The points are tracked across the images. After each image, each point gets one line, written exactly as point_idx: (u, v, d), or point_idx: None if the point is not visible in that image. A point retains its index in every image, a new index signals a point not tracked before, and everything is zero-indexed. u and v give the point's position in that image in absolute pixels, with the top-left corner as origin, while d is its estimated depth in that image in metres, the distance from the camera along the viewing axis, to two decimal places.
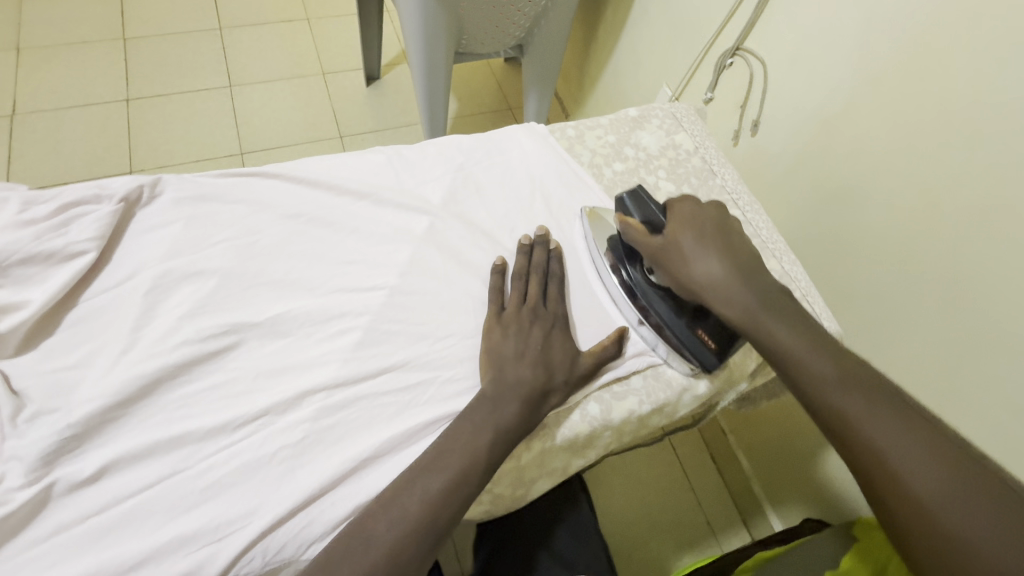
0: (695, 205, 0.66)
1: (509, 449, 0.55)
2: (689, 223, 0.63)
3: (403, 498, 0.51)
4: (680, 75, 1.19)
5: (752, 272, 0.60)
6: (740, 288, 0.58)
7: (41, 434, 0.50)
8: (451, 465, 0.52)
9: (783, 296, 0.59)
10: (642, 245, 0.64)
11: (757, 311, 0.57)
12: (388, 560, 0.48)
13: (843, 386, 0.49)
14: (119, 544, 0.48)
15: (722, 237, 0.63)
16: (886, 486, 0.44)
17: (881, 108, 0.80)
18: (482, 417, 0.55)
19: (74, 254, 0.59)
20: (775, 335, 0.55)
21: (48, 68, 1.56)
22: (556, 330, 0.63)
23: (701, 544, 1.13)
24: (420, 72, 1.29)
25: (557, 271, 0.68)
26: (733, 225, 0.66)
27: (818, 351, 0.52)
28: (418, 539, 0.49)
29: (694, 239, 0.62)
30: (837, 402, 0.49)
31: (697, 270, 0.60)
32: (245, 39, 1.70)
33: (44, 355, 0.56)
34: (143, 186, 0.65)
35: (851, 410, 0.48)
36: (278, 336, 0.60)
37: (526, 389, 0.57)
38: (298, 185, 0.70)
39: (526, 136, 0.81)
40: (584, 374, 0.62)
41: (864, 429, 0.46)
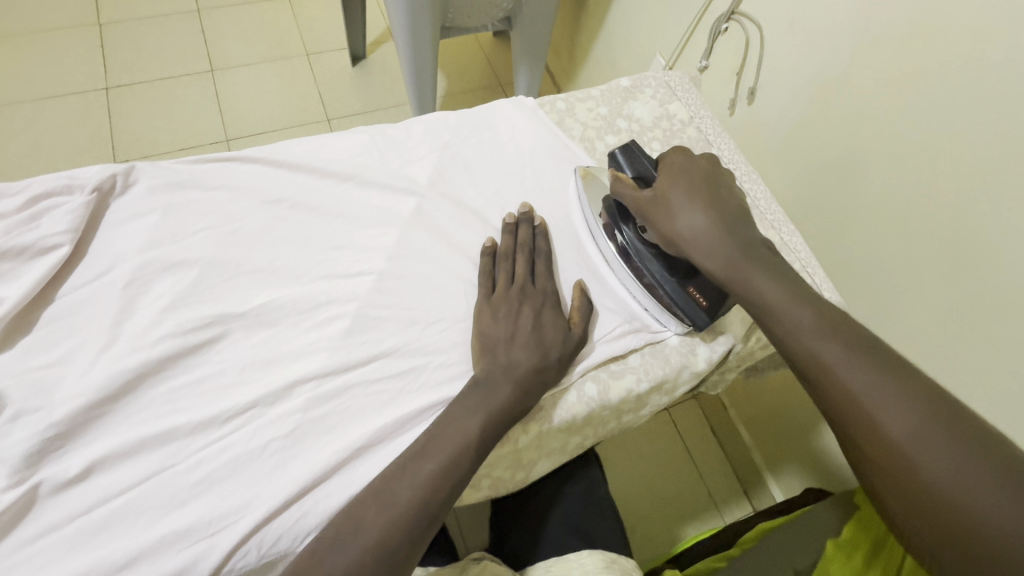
0: (686, 156, 0.63)
1: (504, 430, 0.54)
2: (677, 173, 0.61)
3: (393, 483, 0.50)
4: (673, 43, 1.15)
5: (741, 223, 0.58)
6: (726, 246, 0.55)
7: (24, 435, 0.49)
8: (443, 448, 0.51)
9: (768, 249, 0.56)
10: (628, 193, 0.63)
11: (739, 260, 0.54)
12: (378, 545, 0.47)
13: (816, 332, 0.48)
14: (110, 543, 0.47)
15: (713, 187, 0.60)
16: (861, 424, 0.43)
17: (884, 69, 0.76)
18: (475, 400, 0.54)
19: (48, 248, 0.57)
20: (757, 284, 0.53)
21: (22, 57, 1.51)
22: (547, 308, 0.62)
23: (704, 516, 1.14)
24: (404, 48, 1.24)
25: (544, 248, 0.66)
26: (727, 177, 0.62)
27: (796, 301, 0.50)
28: (408, 524, 0.48)
29: (683, 192, 0.59)
30: (813, 348, 0.47)
31: (682, 222, 0.58)
32: (224, 20, 1.65)
33: (23, 354, 0.54)
34: (115, 174, 0.62)
35: (829, 355, 0.46)
36: (265, 326, 0.58)
37: (519, 369, 0.56)
38: (279, 169, 0.68)
39: (515, 110, 0.78)
40: (576, 350, 0.60)
41: (843, 372, 0.45)
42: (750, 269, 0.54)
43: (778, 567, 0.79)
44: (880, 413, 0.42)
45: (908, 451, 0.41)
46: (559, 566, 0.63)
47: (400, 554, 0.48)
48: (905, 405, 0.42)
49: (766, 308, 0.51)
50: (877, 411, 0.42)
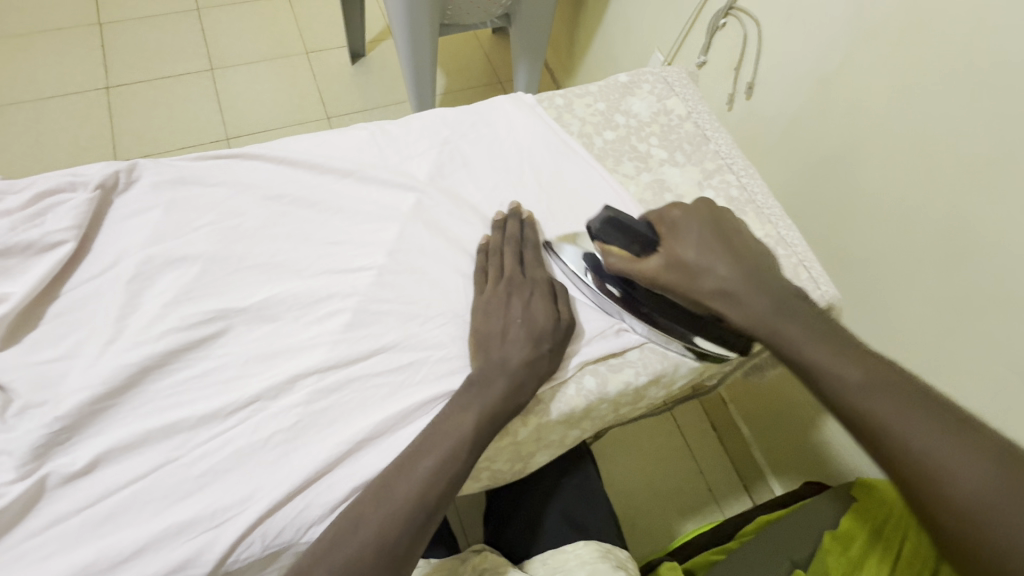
0: (683, 208, 0.63)
1: (500, 423, 0.55)
2: (683, 235, 0.61)
3: (392, 479, 0.51)
4: (672, 39, 1.15)
5: (760, 273, 0.58)
6: (758, 302, 0.55)
7: (31, 427, 0.50)
8: (441, 446, 0.52)
9: (799, 306, 0.56)
10: (634, 270, 0.60)
11: (782, 322, 0.54)
12: (378, 540, 0.48)
13: (880, 393, 0.47)
14: (117, 533, 0.48)
15: (722, 239, 0.60)
16: (930, 493, 0.43)
17: (881, 63, 0.77)
18: (469, 394, 0.55)
19: (52, 244, 0.58)
20: (801, 344, 0.52)
21: (23, 56, 1.51)
22: (538, 297, 0.62)
23: (703, 510, 1.15)
24: (404, 46, 1.25)
25: (533, 239, 0.67)
26: (727, 218, 0.64)
27: (843, 357, 0.50)
28: (408, 521, 0.50)
29: (696, 248, 0.59)
30: (879, 414, 0.46)
31: (710, 283, 0.58)
32: (224, 19, 1.65)
33: (29, 348, 0.55)
34: (118, 171, 0.63)
35: (898, 420, 0.45)
36: (267, 321, 0.59)
37: (512, 359, 0.57)
38: (280, 165, 0.68)
39: (513, 107, 0.78)
40: (569, 337, 0.61)
41: (916, 441, 0.44)
42: (792, 329, 0.53)
43: (778, 561, 0.79)
44: (953, 482, 0.42)
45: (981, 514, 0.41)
46: (556, 558, 0.63)
47: (399, 549, 0.49)
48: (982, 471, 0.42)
49: (818, 372, 0.50)
50: (948, 477, 0.42)
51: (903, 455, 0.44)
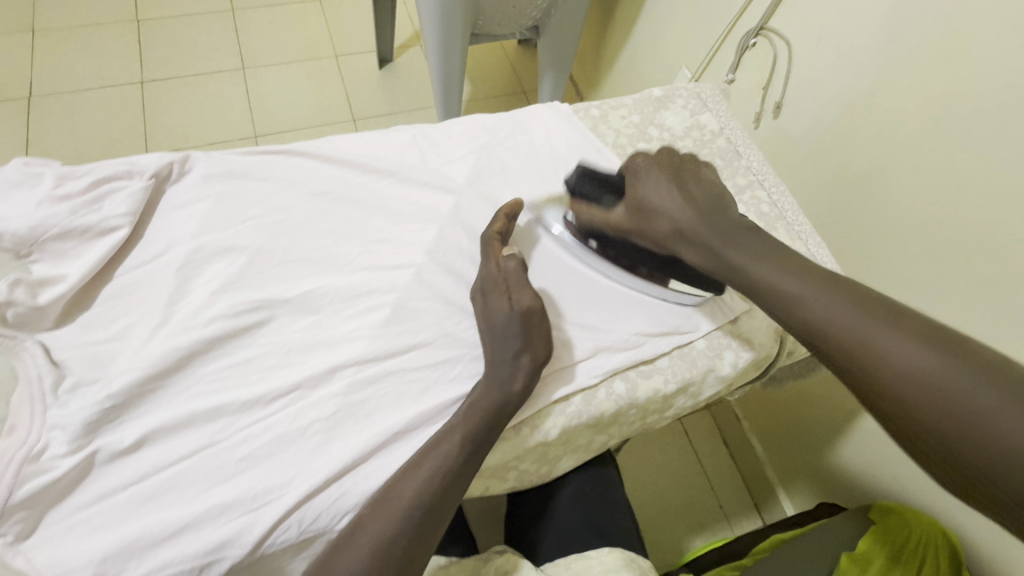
0: (648, 155, 0.66)
1: (497, 425, 0.55)
2: (639, 179, 0.64)
3: (397, 480, 0.52)
4: (700, 56, 1.17)
5: (710, 207, 0.61)
6: (696, 222, 0.60)
7: (83, 405, 0.52)
8: (441, 452, 0.52)
9: (750, 235, 0.58)
10: (603, 224, 0.66)
11: (730, 252, 0.57)
12: (378, 540, 0.49)
13: (822, 304, 0.49)
14: (159, 512, 0.49)
15: (678, 173, 0.64)
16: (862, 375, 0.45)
17: (912, 87, 0.77)
18: (469, 400, 0.56)
19: (108, 229, 0.60)
20: (751, 270, 0.55)
21: (65, 49, 1.56)
22: (493, 292, 0.61)
23: (713, 527, 1.14)
24: (435, 53, 1.27)
25: (496, 231, 0.65)
26: (704, 169, 0.66)
27: (783, 275, 0.53)
28: (406, 523, 0.50)
29: (652, 183, 0.63)
30: (818, 320, 0.49)
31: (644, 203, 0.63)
32: (257, 21, 1.69)
33: (82, 329, 0.57)
34: (172, 162, 0.65)
35: (824, 318, 0.48)
36: (308, 313, 0.61)
37: (499, 357, 0.58)
38: (325, 163, 0.71)
39: (550, 115, 0.80)
40: (529, 325, 0.59)
41: (852, 334, 0.46)
42: (737, 255, 0.57)
43: None
44: (886, 369, 0.44)
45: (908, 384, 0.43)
46: (580, 564, 0.63)
47: (398, 550, 0.49)
48: (911, 349, 0.43)
49: (765, 291, 0.54)
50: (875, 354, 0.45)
51: (841, 352, 0.47)
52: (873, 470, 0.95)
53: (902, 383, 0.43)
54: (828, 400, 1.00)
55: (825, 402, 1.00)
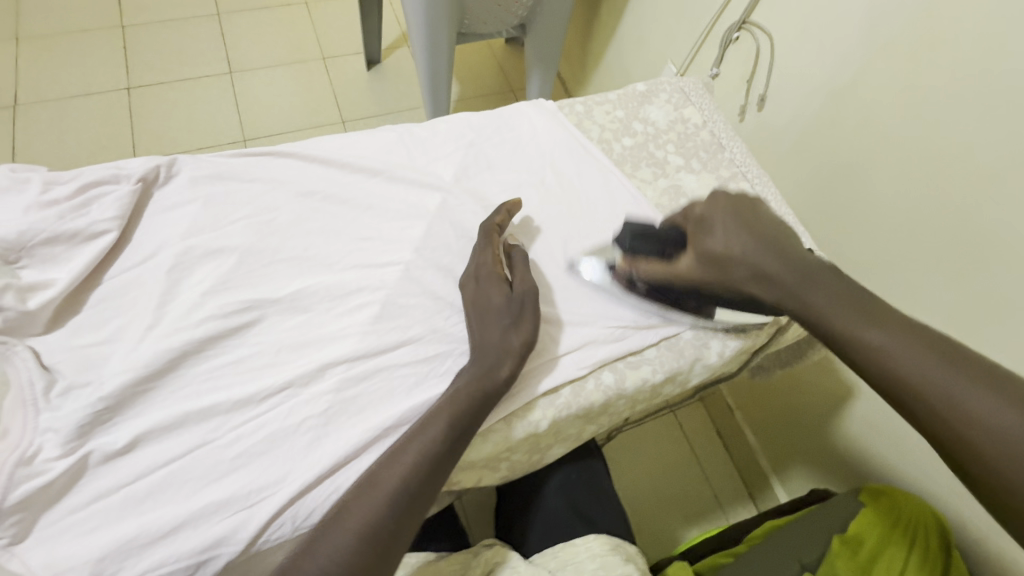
0: (704, 202, 0.63)
1: (483, 411, 0.56)
2: (708, 228, 0.60)
3: (391, 461, 0.52)
4: (684, 52, 1.18)
5: (791, 254, 0.57)
6: (780, 272, 0.55)
7: (76, 407, 0.52)
8: (431, 435, 0.53)
9: (828, 274, 0.54)
10: (667, 275, 0.63)
11: (808, 296, 0.53)
12: (367, 524, 0.49)
13: (903, 353, 0.47)
14: (156, 511, 0.50)
15: (751, 225, 0.59)
16: (947, 429, 0.43)
17: (891, 77, 0.79)
18: (456, 386, 0.56)
19: (96, 233, 0.60)
20: (831, 316, 0.52)
21: (50, 56, 1.56)
22: (490, 279, 0.63)
23: (707, 515, 1.16)
24: (423, 53, 1.28)
25: (498, 221, 0.67)
26: (761, 206, 0.61)
27: (861, 319, 0.50)
28: (395, 507, 0.50)
29: (722, 233, 0.59)
30: (899, 370, 0.46)
31: (743, 276, 0.58)
32: (244, 25, 1.69)
33: (72, 333, 0.57)
34: (159, 165, 0.66)
35: (903, 364, 0.46)
36: (299, 311, 0.61)
37: (487, 341, 0.59)
38: (312, 164, 0.71)
39: (536, 112, 0.81)
40: (525, 309, 0.61)
41: (936, 390, 0.44)
42: (814, 295, 0.53)
43: (787, 564, 0.79)
44: (973, 430, 0.42)
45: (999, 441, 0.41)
46: (566, 552, 0.63)
47: (386, 532, 0.49)
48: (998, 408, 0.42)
49: (840, 337, 0.51)
50: (964, 408, 0.43)
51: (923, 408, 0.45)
52: (863, 454, 0.97)
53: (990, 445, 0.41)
54: (818, 387, 1.02)
55: (816, 389, 1.02)
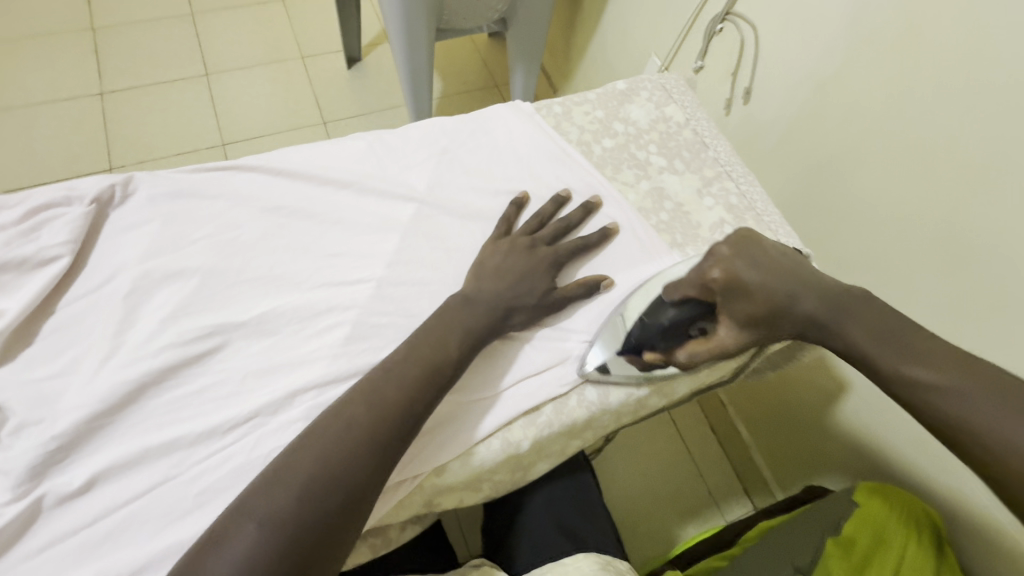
0: (717, 262, 0.58)
1: (438, 369, 0.53)
2: (742, 292, 0.57)
3: (341, 415, 0.49)
4: (667, 44, 1.15)
5: (822, 288, 0.57)
6: (817, 311, 0.55)
7: (28, 447, 0.49)
8: (382, 391, 0.50)
9: (863, 304, 0.55)
10: (714, 353, 0.60)
11: (850, 330, 0.54)
12: (332, 463, 0.46)
13: (956, 391, 0.47)
14: (115, 554, 0.47)
15: (777, 272, 0.57)
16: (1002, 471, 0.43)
17: (877, 68, 0.76)
18: (401, 350, 0.54)
19: (47, 259, 0.58)
20: (874, 352, 0.52)
21: (16, 62, 1.50)
22: (545, 256, 0.65)
23: (703, 515, 1.14)
24: (400, 51, 1.24)
25: (548, 211, 0.69)
26: (758, 236, 0.61)
27: (912, 357, 0.50)
28: (336, 469, 0.45)
29: (756, 287, 0.57)
30: (951, 411, 0.47)
31: (787, 327, 0.57)
32: (219, 24, 1.64)
33: (24, 366, 0.54)
34: (114, 184, 0.63)
35: (957, 406, 0.46)
36: (265, 334, 0.58)
37: (448, 317, 0.58)
38: (278, 177, 0.68)
39: (512, 115, 0.78)
40: (555, 298, 0.64)
41: (993, 426, 0.44)
42: (852, 330, 0.54)
43: (782, 564, 0.78)
44: None
45: None
46: (555, 572, 0.61)
47: (349, 483, 0.45)
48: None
49: (889, 374, 0.51)
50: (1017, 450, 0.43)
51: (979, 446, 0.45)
52: (859, 451, 0.95)
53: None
54: (810, 384, 1.00)
55: (809, 385, 1.01)
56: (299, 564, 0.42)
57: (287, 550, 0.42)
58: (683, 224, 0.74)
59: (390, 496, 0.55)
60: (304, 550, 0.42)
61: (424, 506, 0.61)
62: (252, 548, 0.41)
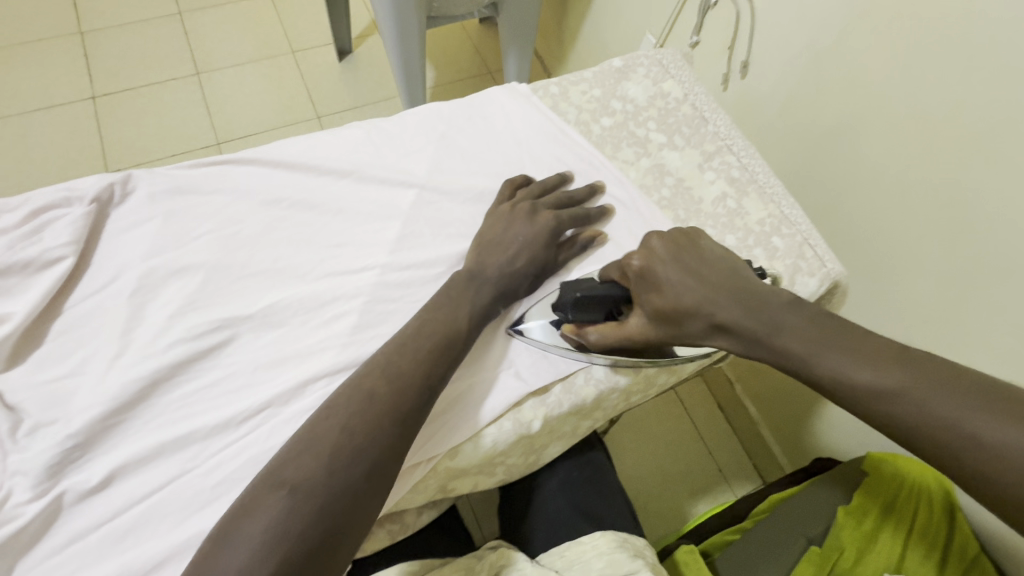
0: (636, 251, 0.58)
1: (449, 343, 0.54)
2: (657, 282, 0.55)
3: (358, 388, 0.49)
4: (662, 20, 1.13)
5: (740, 289, 0.53)
6: (735, 314, 0.51)
7: (44, 446, 0.50)
8: (399, 363, 0.50)
9: (792, 312, 0.50)
10: (621, 338, 0.57)
11: (787, 343, 0.48)
12: (355, 431, 0.46)
13: (907, 393, 0.42)
14: (137, 548, 0.48)
15: (697, 274, 0.54)
16: (974, 473, 0.39)
17: (875, 36, 0.75)
18: (412, 325, 0.54)
19: (51, 260, 0.58)
20: (809, 359, 0.47)
21: (6, 70, 1.49)
22: (545, 228, 0.64)
23: (714, 491, 1.15)
24: (392, 41, 1.22)
25: (552, 185, 0.69)
26: (703, 235, 0.59)
27: (859, 361, 0.45)
28: (359, 442, 0.45)
29: (676, 275, 0.54)
30: (907, 417, 0.42)
31: (701, 333, 0.54)
32: (207, 22, 1.62)
33: (35, 368, 0.55)
34: (113, 184, 0.63)
35: (920, 407, 0.42)
36: (273, 327, 0.59)
37: (455, 292, 0.58)
38: (276, 169, 0.68)
39: (508, 97, 0.78)
40: (554, 269, 0.64)
41: (956, 424, 0.40)
42: (790, 342, 0.48)
43: (792, 541, 0.78)
44: (1002, 470, 0.38)
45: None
46: (574, 550, 0.61)
47: (371, 454, 0.45)
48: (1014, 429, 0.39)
49: (835, 385, 0.45)
50: (980, 441, 0.39)
51: (935, 447, 0.41)
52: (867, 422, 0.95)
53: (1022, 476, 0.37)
54: None
55: None
56: (330, 536, 0.42)
57: (319, 518, 0.42)
58: (685, 200, 0.73)
59: (405, 480, 0.55)
60: (336, 517, 0.43)
61: (439, 490, 0.62)
62: (287, 516, 0.41)
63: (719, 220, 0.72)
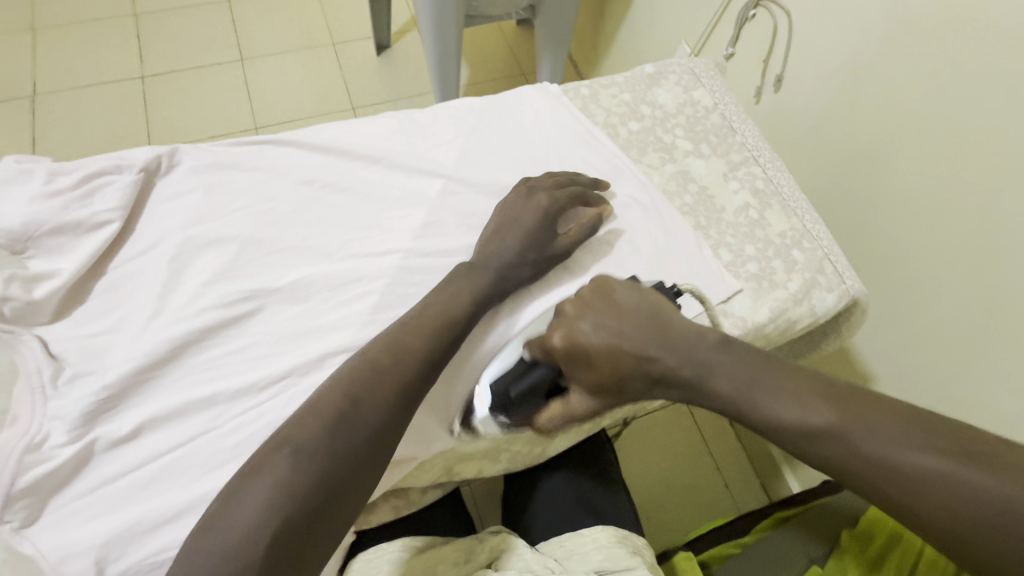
0: (557, 325, 0.55)
1: (453, 323, 0.56)
2: (583, 356, 0.53)
3: (363, 361, 0.51)
4: (698, 30, 1.14)
5: (665, 340, 0.51)
6: (668, 364, 0.51)
7: (80, 395, 0.53)
8: (404, 340, 0.53)
9: (721, 354, 0.50)
10: (569, 417, 0.56)
11: (718, 386, 0.48)
12: (361, 399, 0.48)
13: (837, 432, 0.43)
14: (158, 497, 0.51)
15: (619, 332, 0.52)
16: (908, 507, 0.40)
17: (913, 56, 0.75)
18: (416, 307, 0.57)
19: (99, 223, 0.61)
20: (743, 402, 0.47)
21: (65, 46, 1.57)
22: (550, 216, 0.65)
23: (718, 506, 1.15)
24: (430, 37, 1.25)
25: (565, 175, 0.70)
26: (616, 281, 0.56)
27: (790, 401, 0.45)
28: (364, 411, 0.48)
29: (600, 342, 0.52)
30: (840, 456, 0.42)
31: (638, 384, 0.52)
32: (254, 10, 1.68)
33: (78, 322, 0.58)
34: (160, 155, 0.66)
35: (852, 445, 0.42)
36: (299, 301, 0.61)
37: (459, 277, 0.60)
38: (312, 152, 0.71)
39: (539, 97, 0.79)
40: (558, 256, 0.65)
41: (883, 457, 0.41)
42: (723, 386, 0.48)
43: (795, 560, 0.78)
44: (931, 501, 0.39)
45: (954, 504, 0.38)
46: (573, 541, 0.62)
47: (374, 422, 0.48)
48: (939, 459, 0.39)
49: (771, 427, 0.46)
50: (903, 468, 0.40)
51: (870, 484, 0.41)
52: None
53: (954, 509, 0.38)
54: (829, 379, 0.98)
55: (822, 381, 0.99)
56: (333, 497, 0.44)
57: (325, 477, 0.44)
58: (707, 207, 0.74)
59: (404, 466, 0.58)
60: (343, 476, 0.45)
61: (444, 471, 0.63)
62: (294, 473, 0.43)
63: (739, 230, 0.72)
